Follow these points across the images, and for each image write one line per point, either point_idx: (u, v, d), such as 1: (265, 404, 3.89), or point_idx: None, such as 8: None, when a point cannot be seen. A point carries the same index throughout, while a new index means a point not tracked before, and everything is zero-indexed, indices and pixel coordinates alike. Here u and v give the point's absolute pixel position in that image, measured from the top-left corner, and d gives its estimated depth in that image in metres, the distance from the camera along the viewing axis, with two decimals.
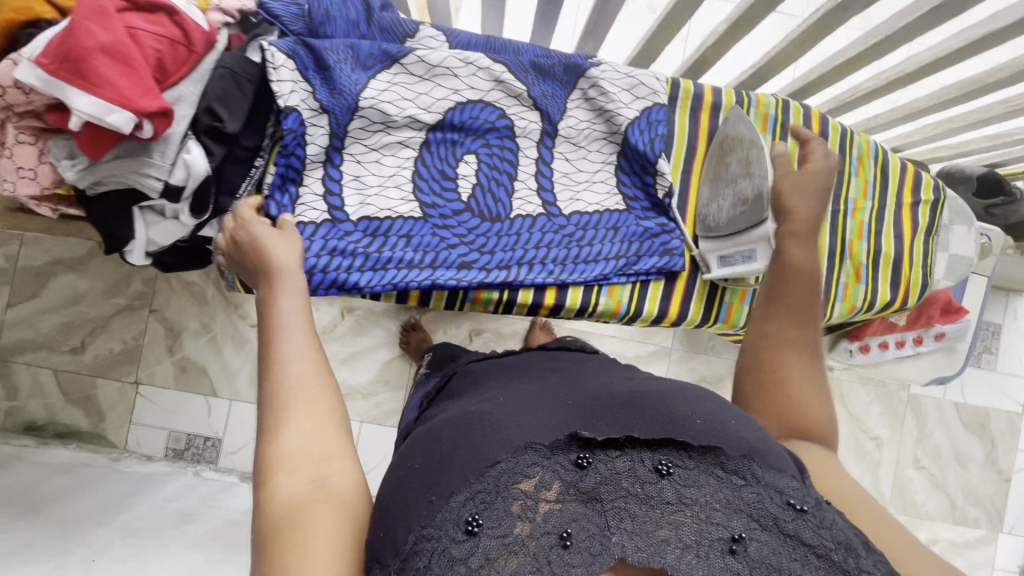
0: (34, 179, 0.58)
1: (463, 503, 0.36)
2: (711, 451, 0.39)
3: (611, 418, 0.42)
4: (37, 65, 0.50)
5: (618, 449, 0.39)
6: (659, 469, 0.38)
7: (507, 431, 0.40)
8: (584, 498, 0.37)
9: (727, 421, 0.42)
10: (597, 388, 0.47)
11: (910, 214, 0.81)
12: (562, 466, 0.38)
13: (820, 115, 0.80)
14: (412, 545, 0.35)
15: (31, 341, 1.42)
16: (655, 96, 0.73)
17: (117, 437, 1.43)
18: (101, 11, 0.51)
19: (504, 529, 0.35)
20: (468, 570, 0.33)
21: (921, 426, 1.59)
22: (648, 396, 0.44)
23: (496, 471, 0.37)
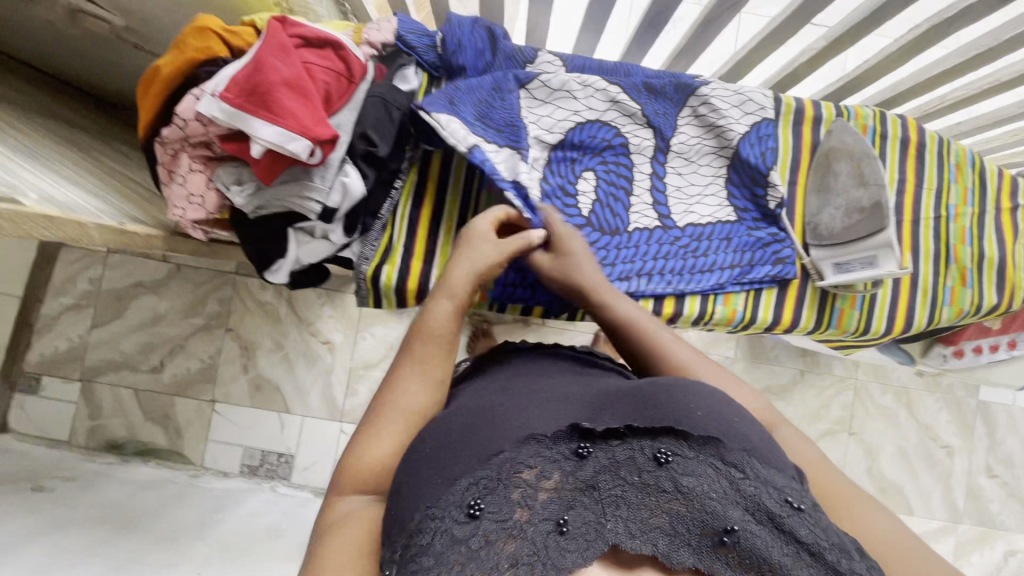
0: (202, 204, 0.62)
1: (467, 488, 0.39)
2: (711, 443, 0.41)
3: (615, 409, 0.45)
4: (224, 99, 0.54)
5: (619, 439, 0.42)
6: (657, 458, 0.40)
7: (513, 422, 0.44)
8: (583, 486, 0.40)
9: (728, 417, 0.43)
10: (609, 387, 0.50)
11: (1010, 219, 0.82)
12: (563, 456, 0.41)
13: (917, 125, 0.81)
14: (418, 523, 0.37)
15: (113, 361, 1.47)
16: (763, 112, 0.75)
17: (194, 454, 1.47)
18: (283, 48, 0.56)
19: (504, 514, 0.37)
20: (469, 549, 0.35)
21: (992, 434, 1.57)
22: (654, 385, 0.46)
23: (500, 460, 0.40)
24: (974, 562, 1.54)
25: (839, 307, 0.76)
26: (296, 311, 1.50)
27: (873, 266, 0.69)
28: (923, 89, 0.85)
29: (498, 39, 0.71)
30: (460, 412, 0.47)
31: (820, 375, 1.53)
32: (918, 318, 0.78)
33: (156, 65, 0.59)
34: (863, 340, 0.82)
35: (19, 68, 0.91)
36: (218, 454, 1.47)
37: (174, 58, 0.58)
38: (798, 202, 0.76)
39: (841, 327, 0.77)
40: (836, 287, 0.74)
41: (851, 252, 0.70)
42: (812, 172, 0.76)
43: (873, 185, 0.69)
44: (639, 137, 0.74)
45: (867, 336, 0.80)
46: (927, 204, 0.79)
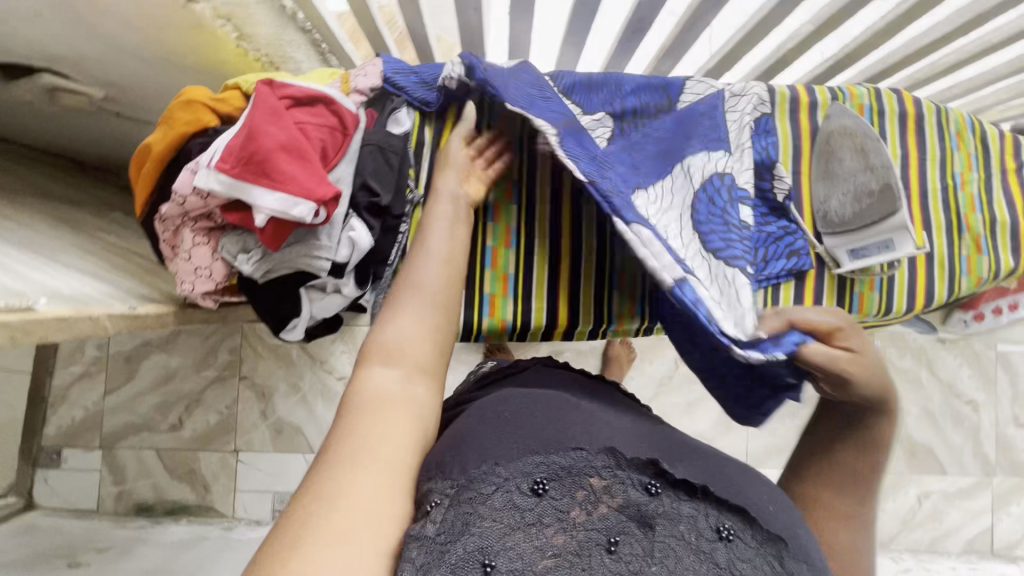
0: (210, 276, 0.61)
1: (537, 465, 0.45)
2: (774, 543, 0.44)
3: (693, 464, 0.48)
4: (221, 171, 0.53)
5: (689, 495, 0.45)
6: (719, 532, 0.43)
7: (594, 433, 0.48)
8: (640, 519, 0.43)
9: (798, 531, 0.46)
10: (681, 439, 0.55)
11: (1017, 178, 0.81)
12: (634, 484, 0.44)
13: (912, 97, 0.81)
14: (482, 472, 0.44)
15: (132, 424, 1.46)
16: (762, 106, 0.75)
17: (224, 506, 1.45)
18: (275, 111, 0.55)
19: (563, 505, 0.43)
20: (523, 521, 0.41)
21: (1015, 382, 1.56)
22: (732, 467, 0.50)
23: (576, 455, 0.45)
24: (1013, 512, 1.55)
25: (859, 292, 0.76)
26: (308, 351, 1.49)
27: (891, 249, 0.69)
28: (913, 59, 0.84)
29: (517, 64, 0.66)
30: (540, 399, 0.54)
31: None
32: (938, 293, 0.78)
33: (147, 143, 0.58)
34: (884, 320, 0.81)
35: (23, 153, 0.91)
36: (249, 503, 1.46)
37: (164, 135, 0.58)
38: (804, 191, 0.75)
39: (863, 312, 0.76)
40: (853, 272, 0.74)
41: (869, 236, 0.70)
42: (814, 160, 0.75)
43: (879, 167, 0.70)
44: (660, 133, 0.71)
45: (890, 316, 0.79)
46: (933, 174, 0.79)
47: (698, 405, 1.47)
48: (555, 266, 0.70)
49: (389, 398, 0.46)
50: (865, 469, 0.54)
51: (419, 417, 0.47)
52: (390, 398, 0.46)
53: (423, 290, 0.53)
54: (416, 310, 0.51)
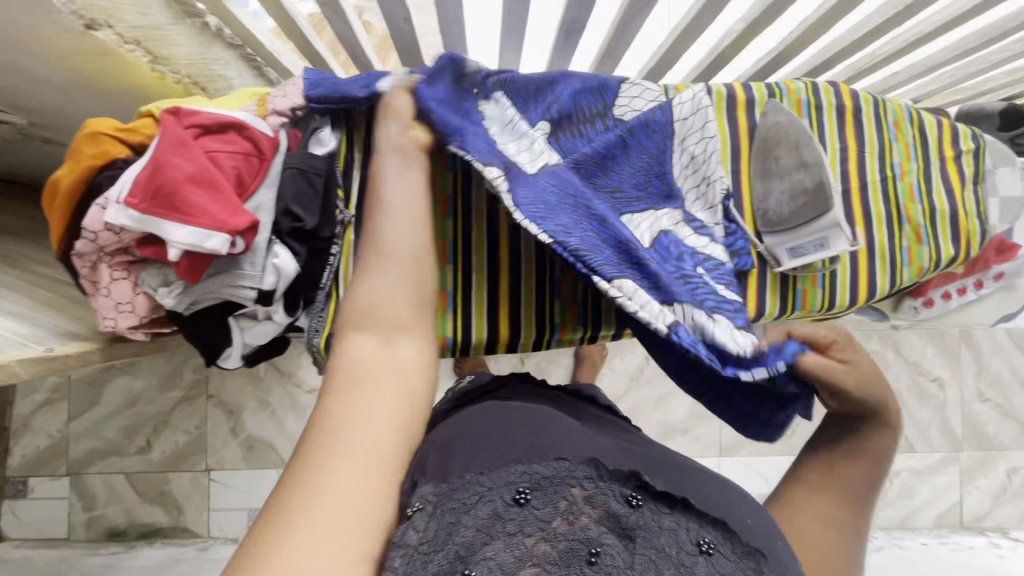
0: (133, 311, 0.60)
1: (520, 476, 0.46)
2: (752, 557, 0.45)
3: (668, 476, 0.50)
4: (129, 206, 0.51)
5: (669, 509, 0.46)
6: (699, 545, 0.44)
7: (577, 446, 0.50)
8: (619, 531, 0.44)
9: (773, 541, 0.48)
10: (659, 453, 0.56)
11: (955, 166, 0.82)
12: (616, 496, 0.46)
13: (849, 89, 0.80)
14: (464, 481, 0.45)
15: (99, 449, 1.44)
16: (699, 103, 0.71)
17: (199, 526, 1.44)
18: (181, 142, 0.53)
19: (545, 515, 0.43)
20: (504, 529, 0.42)
21: (978, 359, 1.60)
22: (705, 481, 0.53)
23: (558, 465, 0.47)
24: (980, 485, 1.58)
25: (801, 289, 0.76)
26: (275, 366, 1.47)
27: (825, 247, 0.70)
28: (853, 49, 0.83)
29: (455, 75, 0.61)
30: (521, 411, 0.55)
31: None
32: (881, 284, 0.78)
33: (54, 178, 0.57)
34: (831, 315, 0.81)
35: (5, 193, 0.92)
36: (223, 522, 1.44)
37: (71, 169, 0.56)
38: (744, 190, 0.75)
39: (806, 309, 0.77)
40: (795, 269, 0.74)
41: (805, 234, 0.70)
42: (753, 158, 0.74)
43: (814, 164, 0.69)
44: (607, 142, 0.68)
45: (834, 310, 0.79)
46: (872, 166, 0.79)
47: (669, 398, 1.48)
48: (495, 279, 0.69)
49: (374, 369, 0.43)
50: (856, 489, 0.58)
51: (407, 378, 0.44)
52: (373, 366, 0.44)
53: (397, 247, 0.50)
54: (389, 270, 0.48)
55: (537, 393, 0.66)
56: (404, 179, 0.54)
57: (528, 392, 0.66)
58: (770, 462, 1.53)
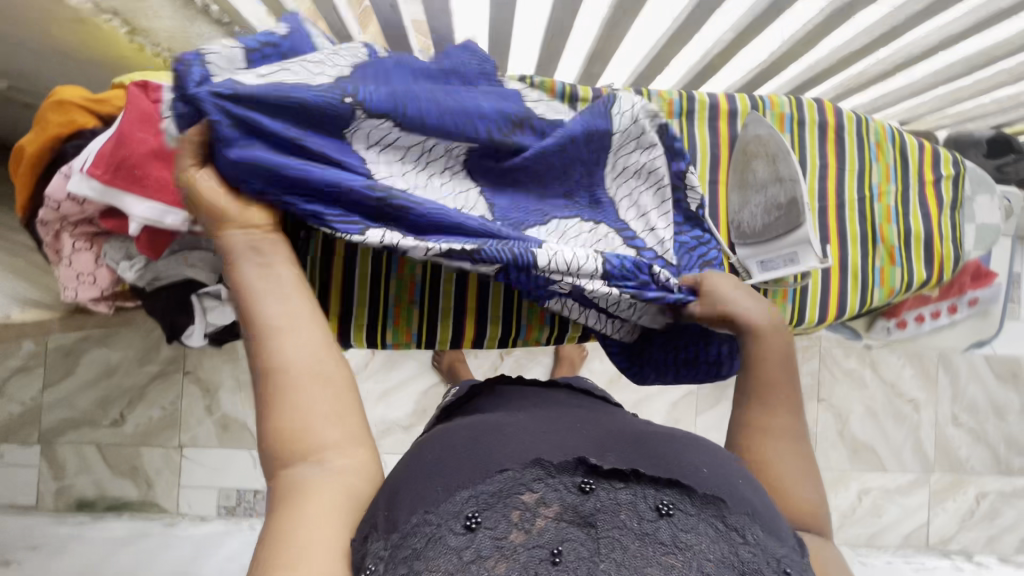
0: (94, 282, 0.60)
1: (467, 500, 0.42)
2: (714, 504, 0.43)
3: (619, 451, 0.47)
4: (91, 177, 0.51)
5: (623, 481, 0.43)
6: (659, 509, 0.42)
7: (521, 447, 0.46)
8: (580, 521, 0.41)
9: (734, 479, 0.46)
10: (611, 425, 0.53)
11: (934, 191, 0.82)
12: (566, 487, 0.43)
13: (833, 107, 0.80)
14: (413, 526, 0.41)
15: (72, 419, 1.44)
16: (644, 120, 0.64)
17: (168, 501, 1.44)
18: (146, 115, 0.52)
19: (500, 532, 0.40)
20: (461, 560, 0.39)
21: (955, 383, 1.61)
22: (660, 438, 0.49)
23: (503, 478, 0.43)
24: (947, 508, 1.60)
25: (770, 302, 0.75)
26: None
27: (795, 262, 0.68)
28: (840, 67, 0.83)
29: (238, 109, 0.47)
30: (459, 429, 0.50)
31: None
32: (851, 303, 0.78)
33: (21, 143, 0.56)
34: (800, 330, 0.81)
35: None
36: (193, 499, 1.45)
37: (38, 135, 0.55)
38: (721, 202, 0.76)
39: None
40: (765, 282, 0.73)
41: (775, 248, 0.69)
42: (731, 170, 0.75)
43: (787, 179, 0.68)
44: (546, 155, 0.59)
45: (803, 326, 0.79)
46: (850, 186, 0.79)
47: (644, 402, 1.49)
48: (463, 279, 0.68)
49: (317, 496, 0.44)
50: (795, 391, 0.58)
51: (350, 483, 0.46)
52: (317, 494, 0.44)
53: (305, 363, 0.47)
54: (301, 397, 0.45)
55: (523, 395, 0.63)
56: (276, 279, 0.49)
57: (504, 403, 0.60)
58: None
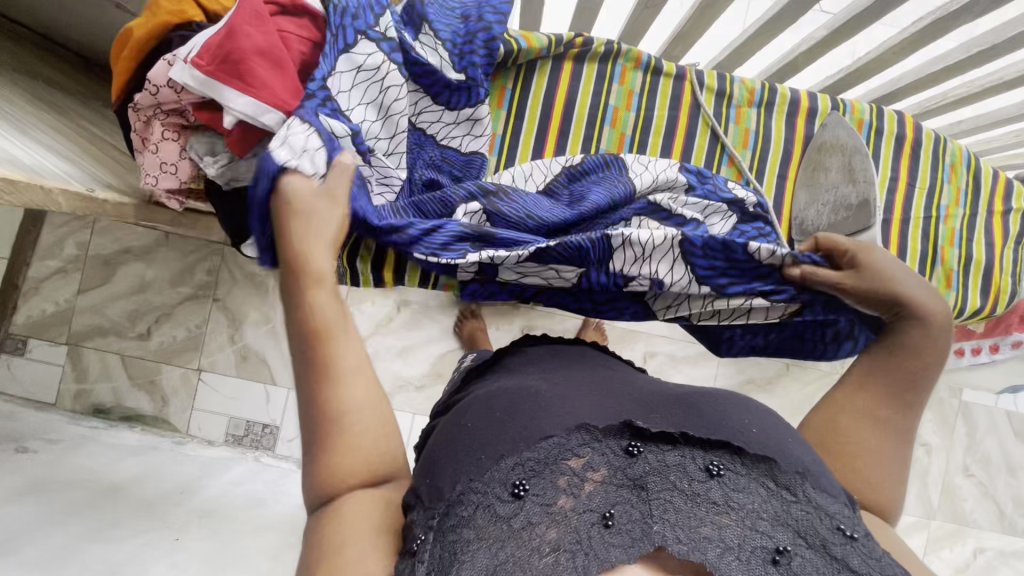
0: (175, 174, 0.62)
1: (512, 467, 0.40)
2: (764, 462, 0.42)
3: (665, 413, 0.46)
4: (195, 67, 0.52)
5: (671, 444, 0.43)
6: (709, 469, 0.41)
7: (561, 411, 0.45)
8: (630, 484, 0.41)
9: (782, 441, 0.45)
10: (651, 387, 0.51)
11: (1001, 222, 0.81)
12: (613, 451, 0.42)
13: (913, 121, 0.79)
14: (460, 494, 0.40)
15: (100, 327, 1.48)
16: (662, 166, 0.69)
17: (180, 421, 1.48)
18: (258, 15, 0.54)
19: (548, 498, 0.39)
20: (511, 527, 0.37)
21: (972, 434, 1.59)
22: (705, 399, 0.48)
23: (548, 445, 0.41)
24: (943, 556, 1.57)
25: None
26: None
27: None
28: (922, 86, 0.82)
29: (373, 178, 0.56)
30: (499, 395, 0.49)
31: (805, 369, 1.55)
32: None
33: (129, 27, 0.57)
34: None
35: (73, 61, 0.94)
36: (203, 422, 1.48)
37: (148, 20, 0.56)
38: (787, 196, 0.78)
39: None
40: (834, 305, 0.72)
41: None
42: (801, 168, 0.77)
43: (861, 182, 0.68)
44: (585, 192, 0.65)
45: None
46: (918, 203, 0.79)
47: None
48: None
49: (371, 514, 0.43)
50: (912, 375, 0.54)
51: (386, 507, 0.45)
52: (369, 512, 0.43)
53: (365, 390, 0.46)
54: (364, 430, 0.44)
55: (551, 353, 0.61)
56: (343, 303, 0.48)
57: (522, 369, 0.57)
58: None
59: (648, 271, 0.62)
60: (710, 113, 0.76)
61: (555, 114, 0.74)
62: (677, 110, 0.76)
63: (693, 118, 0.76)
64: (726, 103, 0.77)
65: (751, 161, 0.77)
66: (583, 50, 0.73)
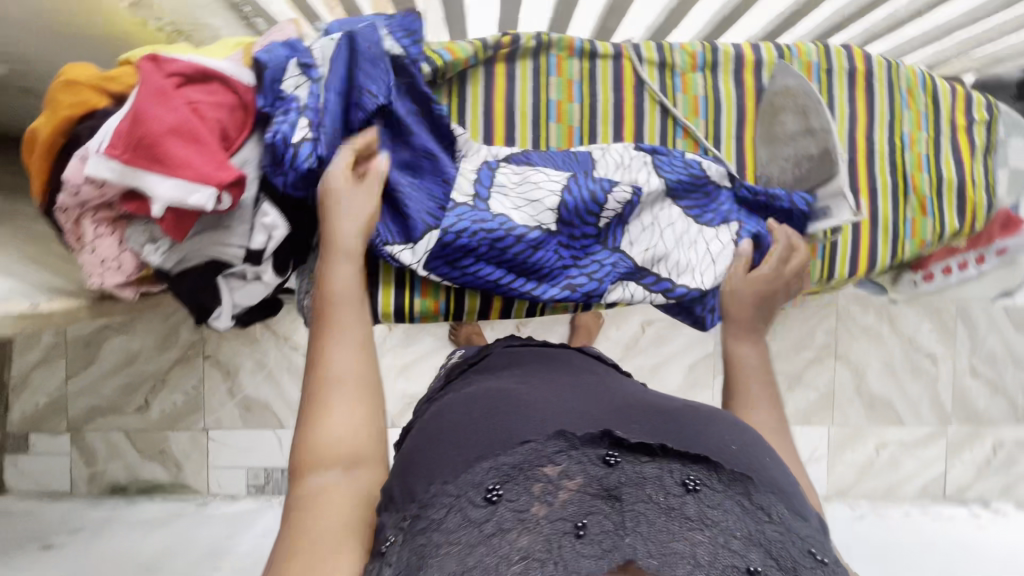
0: (119, 268, 0.59)
1: (488, 471, 0.40)
2: (741, 481, 0.40)
3: (647, 424, 0.45)
4: (110, 157, 0.50)
5: (649, 455, 0.41)
6: (686, 484, 0.39)
7: (541, 416, 0.44)
8: (604, 494, 0.38)
9: (763, 458, 0.44)
10: (637, 395, 0.50)
11: (966, 136, 0.79)
12: (590, 460, 0.40)
13: (863, 52, 0.77)
14: (432, 496, 0.40)
15: (98, 407, 1.46)
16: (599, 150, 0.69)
17: (198, 482, 1.47)
18: (163, 92, 0.51)
19: (522, 505, 0.38)
20: (482, 533, 0.36)
21: (973, 335, 1.60)
22: (691, 411, 0.47)
23: (525, 449, 0.41)
24: (965, 458, 1.61)
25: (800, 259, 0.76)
26: (271, 328, 1.48)
27: (828, 215, 0.69)
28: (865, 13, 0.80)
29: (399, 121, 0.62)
30: (478, 396, 0.48)
31: (803, 306, 1.55)
32: (881, 257, 0.77)
33: (33, 128, 0.54)
34: (830, 286, 0.82)
35: None
36: (222, 479, 1.48)
37: (49, 119, 0.54)
38: (747, 157, 0.75)
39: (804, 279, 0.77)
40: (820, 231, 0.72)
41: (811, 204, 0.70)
42: (758, 123, 0.75)
43: (821, 131, 0.67)
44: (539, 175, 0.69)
45: (833, 282, 0.80)
46: (881, 134, 0.77)
47: (665, 365, 1.47)
48: None
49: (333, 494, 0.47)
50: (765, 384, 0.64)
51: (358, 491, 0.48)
52: (335, 494, 0.47)
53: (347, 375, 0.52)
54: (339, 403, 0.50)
55: (535, 357, 0.59)
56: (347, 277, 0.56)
57: (503, 372, 0.56)
58: None
59: (628, 179, 0.66)
60: (655, 87, 0.74)
61: (497, 120, 0.71)
62: (621, 92, 0.73)
63: (638, 94, 0.73)
64: (670, 73, 0.74)
65: (705, 128, 0.75)
66: (512, 49, 0.70)
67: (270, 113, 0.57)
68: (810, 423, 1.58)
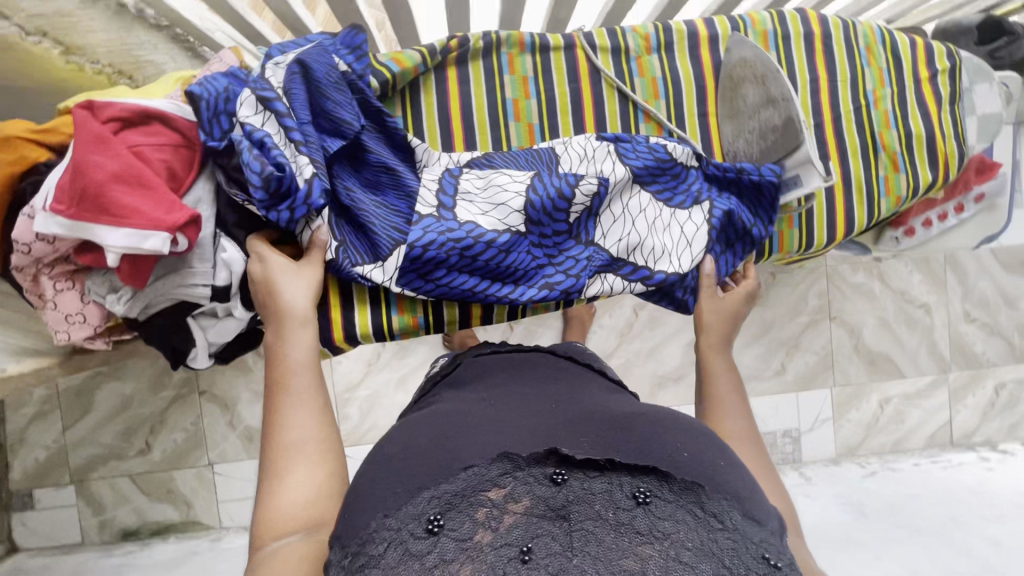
0: (85, 321, 0.58)
1: (428, 501, 0.39)
2: (692, 489, 0.39)
3: (593, 436, 0.44)
4: (56, 213, 0.49)
5: (598, 471, 0.40)
6: (636, 496, 0.38)
7: (487, 441, 0.43)
8: (552, 515, 0.37)
9: (717, 467, 0.42)
10: (593, 405, 0.49)
11: (930, 88, 0.78)
12: (537, 479, 0.39)
13: (817, 15, 0.76)
14: (371, 532, 0.39)
15: (99, 455, 1.45)
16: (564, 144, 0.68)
17: (210, 518, 1.47)
18: (102, 139, 0.50)
19: (464, 533, 0.37)
20: (423, 566, 0.35)
21: (964, 281, 1.60)
22: (647, 418, 0.47)
23: (467, 475, 0.40)
24: (968, 404, 1.61)
25: (778, 231, 0.76)
26: None
27: (797, 185, 0.68)
28: None
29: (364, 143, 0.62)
30: (425, 421, 0.48)
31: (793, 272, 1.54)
32: (858, 218, 0.77)
33: None
34: (810, 254, 0.81)
35: None
36: (233, 512, 1.47)
37: None
38: (714, 133, 0.75)
39: (783, 250, 0.77)
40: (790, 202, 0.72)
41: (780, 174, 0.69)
42: (719, 99, 0.74)
43: (781, 101, 0.65)
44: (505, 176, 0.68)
45: (813, 249, 0.79)
46: (844, 95, 0.76)
47: (663, 346, 1.46)
48: None
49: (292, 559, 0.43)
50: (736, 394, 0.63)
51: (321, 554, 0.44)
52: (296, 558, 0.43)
53: (305, 443, 0.50)
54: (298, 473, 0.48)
55: (501, 366, 0.58)
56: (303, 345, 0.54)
57: (468, 388, 0.55)
58: (764, 403, 1.56)
59: (593, 171, 0.65)
60: (611, 74, 0.72)
61: (455, 123, 0.70)
62: (577, 82, 0.72)
63: (596, 84, 0.72)
64: (625, 58, 0.73)
65: (667, 110, 0.74)
66: (462, 52, 0.69)
67: (218, 146, 0.55)
68: (812, 387, 1.58)
